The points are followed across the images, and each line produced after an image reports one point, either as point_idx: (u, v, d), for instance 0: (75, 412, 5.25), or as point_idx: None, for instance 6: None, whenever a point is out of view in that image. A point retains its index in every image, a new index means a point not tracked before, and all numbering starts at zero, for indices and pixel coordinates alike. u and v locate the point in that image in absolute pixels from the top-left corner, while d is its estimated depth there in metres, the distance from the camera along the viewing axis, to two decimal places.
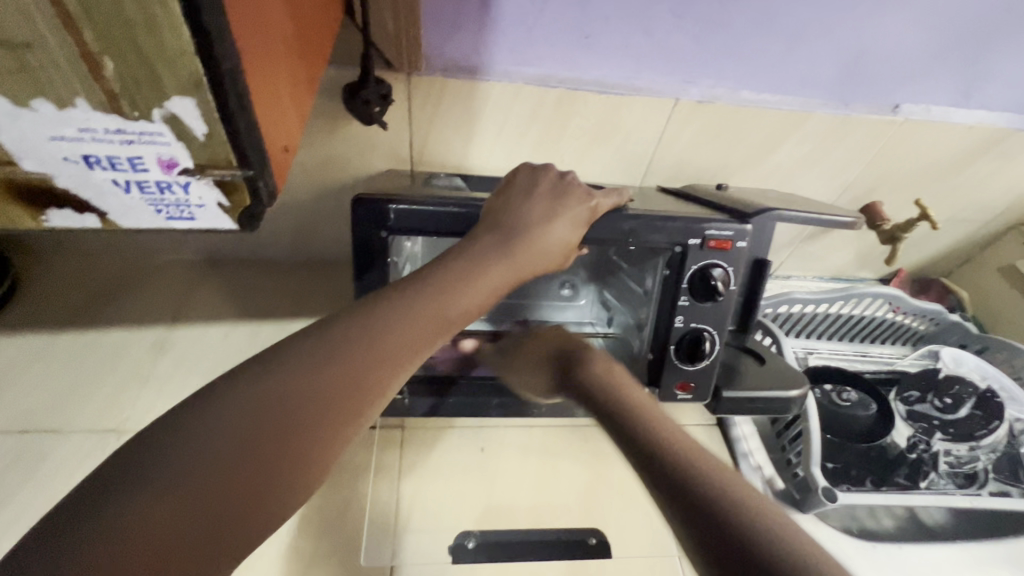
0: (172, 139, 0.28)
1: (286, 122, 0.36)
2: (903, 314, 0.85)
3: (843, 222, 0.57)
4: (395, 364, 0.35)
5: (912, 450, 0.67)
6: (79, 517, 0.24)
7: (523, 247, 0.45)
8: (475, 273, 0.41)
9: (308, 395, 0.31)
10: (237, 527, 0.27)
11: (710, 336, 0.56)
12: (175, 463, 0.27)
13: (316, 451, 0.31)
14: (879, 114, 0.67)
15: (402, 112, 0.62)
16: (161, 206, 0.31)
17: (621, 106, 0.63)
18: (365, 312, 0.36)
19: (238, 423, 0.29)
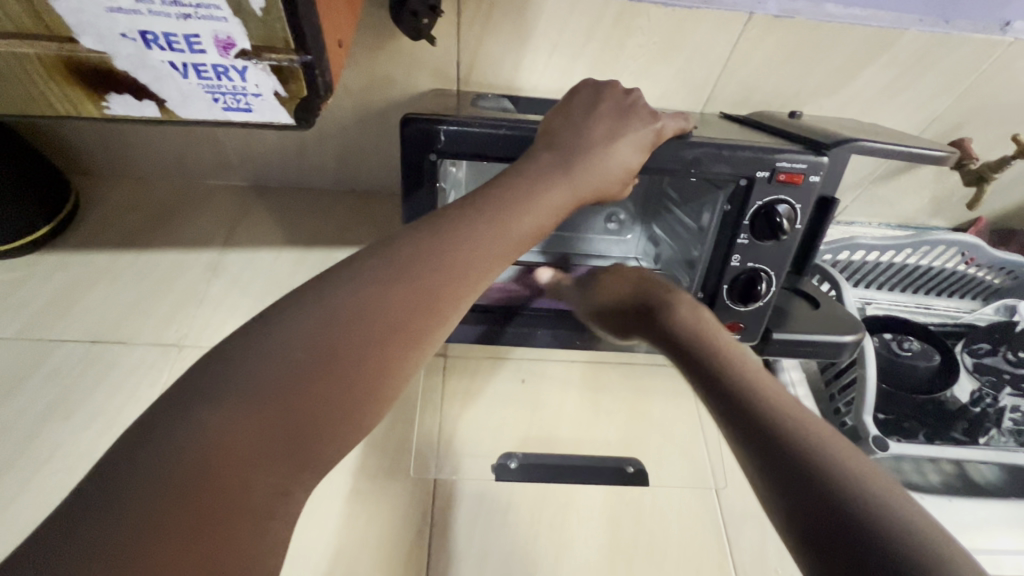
0: (228, 13, 0.32)
1: (340, 14, 0.38)
2: (977, 266, 0.79)
3: (932, 156, 0.51)
4: (463, 286, 0.34)
5: (976, 403, 0.63)
6: (174, 410, 0.25)
7: (589, 171, 0.42)
8: (542, 194, 0.39)
9: (380, 310, 0.31)
10: (320, 439, 0.28)
11: (766, 276, 0.52)
12: (255, 371, 0.27)
13: (391, 364, 0.31)
14: (985, 33, 0.59)
15: (451, 27, 0.58)
16: (218, 93, 0.37)
17: (688, 22, 0.58)
18: (431, 229, 0.35)
19: (312, 334, 0.29)
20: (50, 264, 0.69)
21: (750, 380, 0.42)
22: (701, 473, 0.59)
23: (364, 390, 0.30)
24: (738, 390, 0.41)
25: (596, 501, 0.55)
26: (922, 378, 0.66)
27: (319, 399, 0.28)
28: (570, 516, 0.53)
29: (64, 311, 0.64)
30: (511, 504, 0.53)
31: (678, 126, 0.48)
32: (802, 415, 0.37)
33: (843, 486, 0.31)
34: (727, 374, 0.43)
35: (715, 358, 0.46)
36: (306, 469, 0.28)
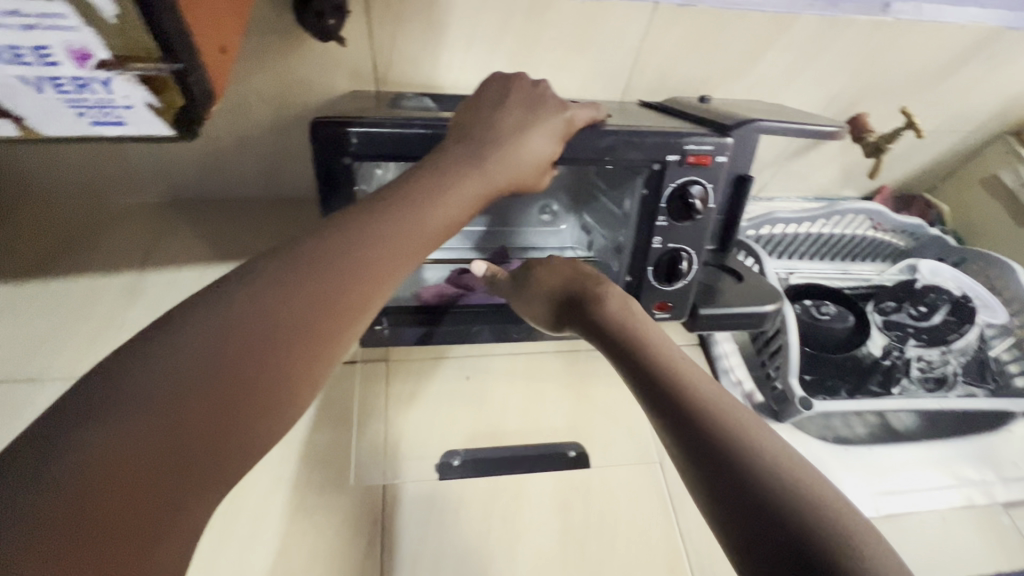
0: (77, 25, 0.31)
1: (218, 22, 0.37)
2: (883, 231, 0.85)
3: (825, 132, 0.54)
4: (376, 281, 0.34)
5: (886, 356, 0.69)
6: (63, 426, 0.24)
7: (500, 162, 0.43)
8: (450, 187, 0.40)
9: (287, 310, 0.30)
10: (231, 444, 0.27)
11: (687, 255, 0.55)
12: (145, 385, 0.26)
13: (300, 366, 0.30)
14: (868, 15, 0.64)
15: (361, 27, 0.57)
16: (88, 104, 0.37)
17: (596, 13, 0.59)
18: (337, 230, 0.35)
19: (216, 338, 0.28)
20: None
21: (683, 380, 0.39)
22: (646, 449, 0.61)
23: (272, 395, 0.29)
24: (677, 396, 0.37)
25: (546, 487, 0.56)
26: (840, 339, 0.70)
27: (220, 408, 0.27)
28: (521, 506, 0.54)
29: None
30: (461, 500, 0.54)
31: (589, 115, 0.49)
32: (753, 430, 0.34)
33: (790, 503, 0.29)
34: (650, 357, 0.42)
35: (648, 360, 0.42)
36: (215, 476, 0.27)
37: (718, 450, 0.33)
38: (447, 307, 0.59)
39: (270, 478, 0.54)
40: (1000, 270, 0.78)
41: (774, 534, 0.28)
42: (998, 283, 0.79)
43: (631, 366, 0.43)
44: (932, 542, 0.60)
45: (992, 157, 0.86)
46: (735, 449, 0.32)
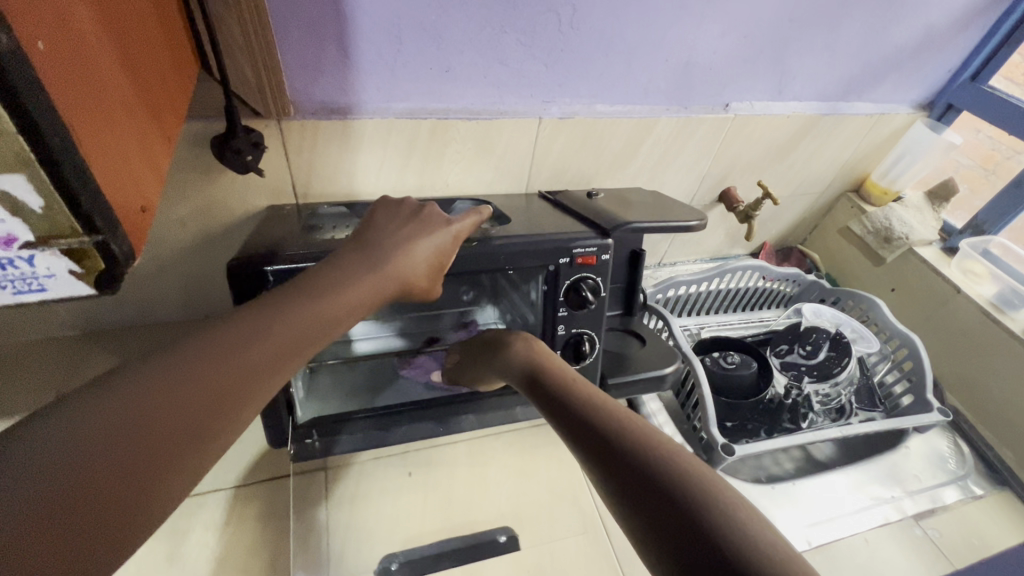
0: (5, 216, 0.24)
1: (133, 167, 0.33)
2: (772, 281, 0.97)
3: (687, 225, 0.63)
4: (287, 358, 0.38)
5: (787, 396, 0.77)
6: None
7: (394, 257, 0.47)
8: (342, 280, 0.43)
9: (200, 381, 0.32)
10: (137, 505, 0.28)
11: (589, 337, 0.62)
12: (37, 454, 0.26)
13: (205, 434, 0.32)
14: (715, 113, 0.78)
15: (279, 158, 0.62)
16: (5, 282, 0.27)
17: (492, 130, 0.68)
18: (226, 324, 0.36)
19: (128, 406, 0.29)
20: None
21: (597, 407, 0.41)
22: (590, 520, 0.63)
23: (150, 483, 0.28)
24: (587, 414, 0.41)
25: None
26: (749, 385, 0.77)
27: (87, 499, 0.26)
28: None
29: None
30: None
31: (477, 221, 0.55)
32: (643, 428, 0.38)
33: (675, 483, 0.32)
34: (568, 387, 0.46)
35: (561, 394, 0.45)
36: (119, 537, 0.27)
37: (641, 464, 0.34)
38: (382, 411, 0.62)
39: None
40: (868, 306, 0.91)
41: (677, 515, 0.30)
42: (869, 316, 0.91)
43: (543, 397, 0.47)
44: (861, 565, 0.64)
45: (841, 211, 1.03)
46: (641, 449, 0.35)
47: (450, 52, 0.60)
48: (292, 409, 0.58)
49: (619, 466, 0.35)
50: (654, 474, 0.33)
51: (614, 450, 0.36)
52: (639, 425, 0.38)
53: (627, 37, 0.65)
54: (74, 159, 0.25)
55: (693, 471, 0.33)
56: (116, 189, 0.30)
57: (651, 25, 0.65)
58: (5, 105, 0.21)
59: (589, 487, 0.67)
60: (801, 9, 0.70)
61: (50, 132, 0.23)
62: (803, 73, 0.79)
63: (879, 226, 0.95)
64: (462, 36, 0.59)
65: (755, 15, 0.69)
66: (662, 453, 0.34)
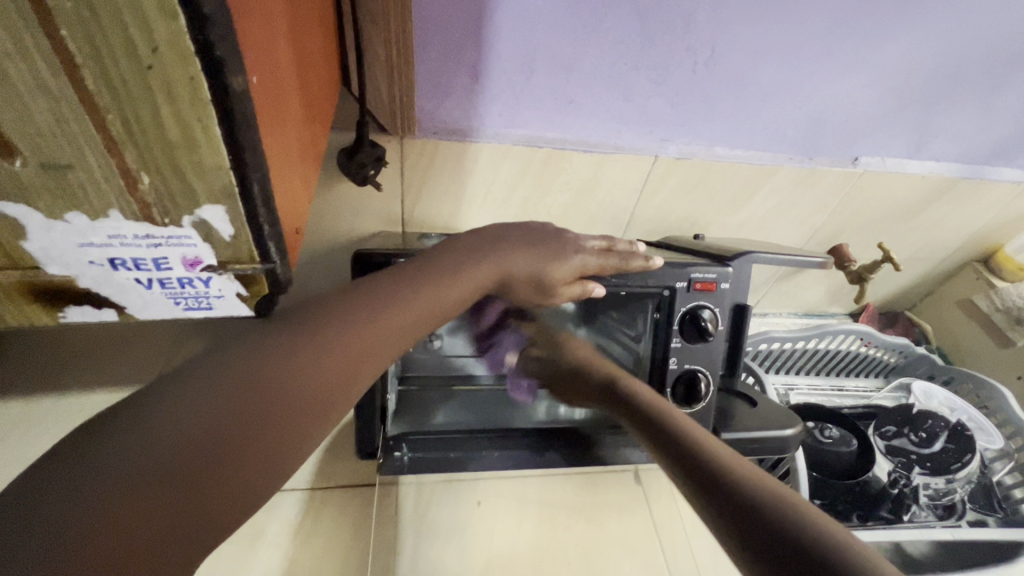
0: (200, 242, 0.25)
1: (297, 187, 0.34)
2: (875, 348, 0.89)
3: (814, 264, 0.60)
4: (398, 338, 0.37)
5: (894, 484, 0.70)
6: (115, 425, 0.25)
7: (480, 260, 0.45)
8: (424, 281, 0.40)
9: (326, 350, 0.32)
10: (264, 463, 0.28)
11: (704, 376, 0.57)
12: (187, 399, 0.27)
13: (326, 403, 0.31)
14: (841, 166, 0.73)
15: (395, 173, 0.63)
16: (179, 299, 0.28)
17: (604, 164, 0.66)
18: (308, 316, 0.34)
19: (264, 365, 0.29)
20: None
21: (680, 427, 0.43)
22: None
23: (246, 475, 0.27)
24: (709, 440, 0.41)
25: None
26: (846, 464, 0.71)
27: (173, 507, 0.24)
28: None
29: None
30: None
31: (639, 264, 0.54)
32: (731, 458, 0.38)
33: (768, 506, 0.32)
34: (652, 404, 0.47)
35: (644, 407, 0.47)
36: (246, 493, 0.27)
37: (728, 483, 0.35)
38: (456, 435, 0.59)
39: None
40: (990, 391, 0.81)
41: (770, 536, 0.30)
42: (989, 404, 0.81)
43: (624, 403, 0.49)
44: None
45: (964, 282, 0.93)
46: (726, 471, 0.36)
47: (578, 84, 0.59)
48: (385, 418, 0.58)
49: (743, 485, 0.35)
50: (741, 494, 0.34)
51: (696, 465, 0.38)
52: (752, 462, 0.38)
53: (762, 81, 0.62)
54: (267, 196, 0.25)
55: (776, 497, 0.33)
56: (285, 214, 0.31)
57: (791, 71, 0.61)
58: (226, 143, 0.22)
59: (663, 547, 0.63)
60: (959, 67, 0.64)
61: (255, 170, 0.24)
62: (948, 132, 0.72)
63: (1010, 305, 0.86)
64: (593, 70, 0.58)
65: (908, 68, 0.63)
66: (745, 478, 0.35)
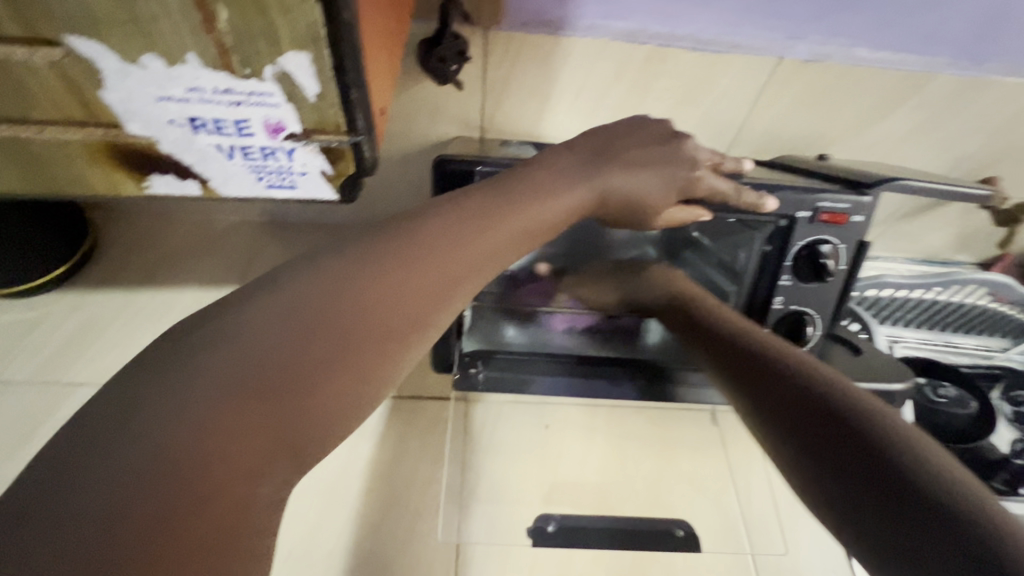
0: (280, 100, 0.34)
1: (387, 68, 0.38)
2: (1009, 304, 0.76)
3: (977, 195, 0.50)
4: (480, 264, 0.33)
5: (1016, 455, 0.61)
6: (187, 344, 0.25)
7: (575, 181, 0.38)
8: (512, 206, 0.35)
9: (401, 275, 0.29)
10: (336, 391, 0.26)
11: (812, 319, 0.51)
12: (255, 322, 0.25)
13: (403, 334, 0.28)
14: (1018, 77, 0.58)
15: (477, 72, 0.58)
16: (263, 172, 0.38)
17: (715, 66, 0.57)
18: (376, 240, 0.30)
19: (332, 290, 0.27)
20: (69, 302, 0.65)
21: (764, 352, 0.40)
22: (736, 538, 0.55)
23: (317, 404, 0.25)
24: (825, 390, 0.34)
25: (621, 567, 0.52)
26: (959, 426, 0.64)
27: (242, 429, 0.23)
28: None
29: (73, 356, 0.59)
30: None
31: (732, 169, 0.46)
32: (831, 377, 0.35)
33: (881, 436, 0.29)
34: (737, 330, 0.44)
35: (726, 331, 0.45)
36: (321, 424, 0.26)
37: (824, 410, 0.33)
38: (525, 356, 0.57)
39: (349, 525, 0.53)
40: None
41: (868, 466, 0.28)
42: None
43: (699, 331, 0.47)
44: None
45: None
46: (824, 391, 0.34)
47: None
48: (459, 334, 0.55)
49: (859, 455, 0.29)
50: (841, 417, 0.32)
51: (782, 391, 0.36)
52: (886, 411, 0.32)
53: None
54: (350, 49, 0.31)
55: (884, 426, 0.30)
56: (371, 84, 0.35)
57: None
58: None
59: (736, 490, 0.60)
60: None
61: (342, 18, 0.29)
62: None
63: None
64: None
65: None
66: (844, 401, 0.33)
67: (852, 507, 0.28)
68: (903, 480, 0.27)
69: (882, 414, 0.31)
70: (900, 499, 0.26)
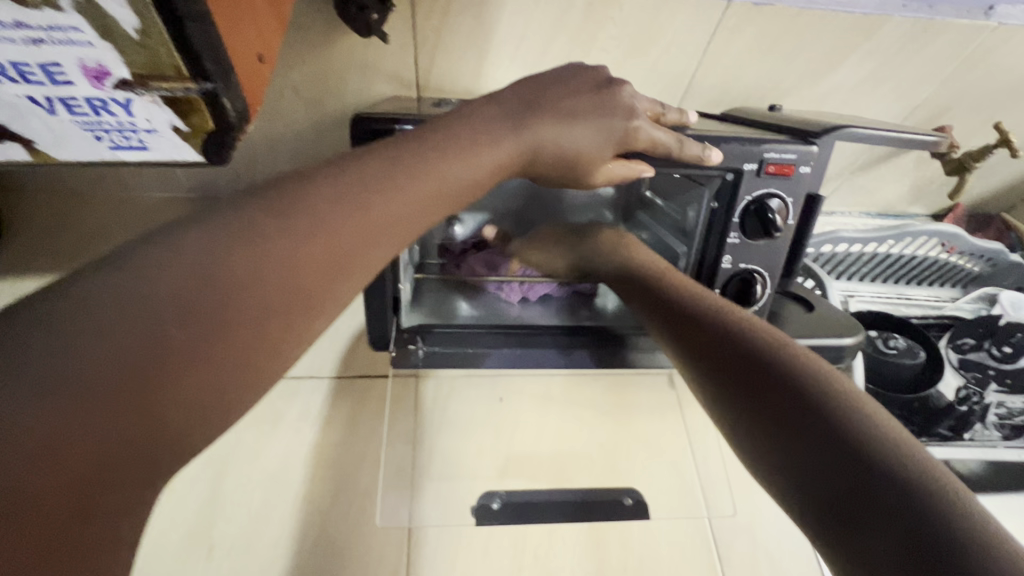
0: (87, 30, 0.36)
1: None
2: (958, 255, 0.77)
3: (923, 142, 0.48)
4: (387, 234, 0.30)
5: (962, 402, 0.63)
6: (33, 317, 0.21)
7: (501, 136, 0.36)
8: (420, 171, 0.32)
9: (301, 247, 0.26)
10: (224, 375, 0.23)
11: (761, 278, 0.49)
12: (126, 295, 0.22)
13: (299, 312, 0.26)
14: (968, 19, 0.57)
15: (406, 23, 0.53)
16: (92, 131, 0.45)
17: (661, 12, 0.54)
18: (271, 203, 0.27)
19: (222, 260, 0.24)
20: None
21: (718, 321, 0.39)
22: (692, 500, 0.55)
23: (201, 390, 0.23)
24: (784, 364, 0.32)
25: (577, 538, 0.51)
26: (907, 377, 0.65)
27: (113, 420, 0.20)
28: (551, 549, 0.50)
29: None
30: (488, 555, 0.49)
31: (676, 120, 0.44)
32: (784, 347, 0.34)
33: (839, 414, 0.28)
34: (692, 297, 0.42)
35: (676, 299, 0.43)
36: (205, 411, 0.23)
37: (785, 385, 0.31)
38: (467, 328, 0.54)
39: (294, 512, 0.50)
40: None
41: (832, 446, 0.27)
42: None
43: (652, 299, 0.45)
44: None
45: None
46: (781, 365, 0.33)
47: None
48: (397, 309, 0.52)
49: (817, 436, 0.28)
50: (801, 394, 0.30)
51: (740, 365, 0.34)
52: (839, 384, 0.31)
53: None
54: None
55: (839, 401, 0.29)
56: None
57: None
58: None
59: (692, 455, 0.59)
60: None
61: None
62: None
63: None
64: None
65: None
66: (801, 375, 0.31)
67: (814, 488, 0.27)
68: (864, 460, 0.26)
69: (836, 387, 0.31)
70: (863, 482, 0.25)
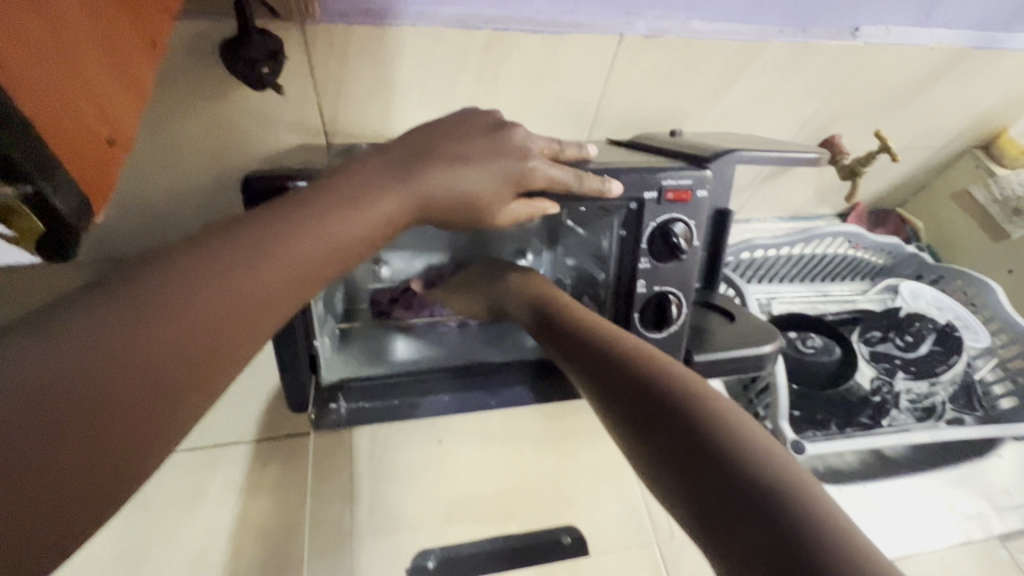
0: None
1: (96, 101, 0.33)
2: (863, 250, 0.83)
3: (806, 158, 0.51)
4: (273, 304, 0.29)
5: (876, 393, 0.67)
6: None
7: (393, 189, 0.36)
8: (293, 236, 0.30)
9: (165, 330, 0.24)
10: (74, 490, 0.21)
11: (676, 298, 0.51)
12: None
13: (172, 402, 0.24)
14: (838, 40, 0.61)
15: (302, 72, 0.52)
16: None
17: (558, 49, 0.55)
18: (129, 288, 0.25)
19: (66, 359, 0.22)
20: None
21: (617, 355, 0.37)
22: (637, 520, 0.56)
23: (42, 511, 0.20)
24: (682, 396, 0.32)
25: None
26: (828, 373, 0.68)
27: None
28: None
29: None
30: None
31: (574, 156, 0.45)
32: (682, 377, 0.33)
33: (738, 451, 0.27)
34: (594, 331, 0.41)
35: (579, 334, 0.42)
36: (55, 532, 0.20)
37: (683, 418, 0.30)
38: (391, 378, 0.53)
39: None
40: (978, 288, 0.76)
41: (726, 485, 0.26)
42: (977, 301, 0.76)
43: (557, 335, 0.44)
44: None
45: (962, 171, 0.85)
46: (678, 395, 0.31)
47: None
48: (316, 366, 0.50)
49: (710, 468, 0.27)
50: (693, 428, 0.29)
51: (637, 399, 0.33)
52: (735, 414, 0.30)
53: None
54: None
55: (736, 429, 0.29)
56: (59, 137, 0.31)
57: None
58: None
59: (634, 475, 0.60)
60: None
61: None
62: None
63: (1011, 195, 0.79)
64: None
65: None
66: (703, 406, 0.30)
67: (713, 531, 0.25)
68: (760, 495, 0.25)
69: (733, 416, 0.30)
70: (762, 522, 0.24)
